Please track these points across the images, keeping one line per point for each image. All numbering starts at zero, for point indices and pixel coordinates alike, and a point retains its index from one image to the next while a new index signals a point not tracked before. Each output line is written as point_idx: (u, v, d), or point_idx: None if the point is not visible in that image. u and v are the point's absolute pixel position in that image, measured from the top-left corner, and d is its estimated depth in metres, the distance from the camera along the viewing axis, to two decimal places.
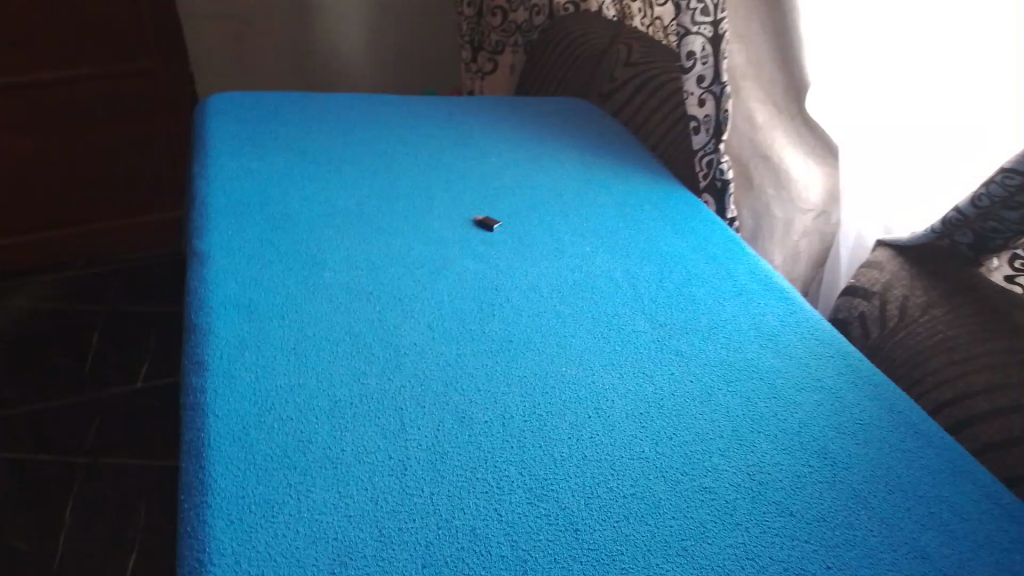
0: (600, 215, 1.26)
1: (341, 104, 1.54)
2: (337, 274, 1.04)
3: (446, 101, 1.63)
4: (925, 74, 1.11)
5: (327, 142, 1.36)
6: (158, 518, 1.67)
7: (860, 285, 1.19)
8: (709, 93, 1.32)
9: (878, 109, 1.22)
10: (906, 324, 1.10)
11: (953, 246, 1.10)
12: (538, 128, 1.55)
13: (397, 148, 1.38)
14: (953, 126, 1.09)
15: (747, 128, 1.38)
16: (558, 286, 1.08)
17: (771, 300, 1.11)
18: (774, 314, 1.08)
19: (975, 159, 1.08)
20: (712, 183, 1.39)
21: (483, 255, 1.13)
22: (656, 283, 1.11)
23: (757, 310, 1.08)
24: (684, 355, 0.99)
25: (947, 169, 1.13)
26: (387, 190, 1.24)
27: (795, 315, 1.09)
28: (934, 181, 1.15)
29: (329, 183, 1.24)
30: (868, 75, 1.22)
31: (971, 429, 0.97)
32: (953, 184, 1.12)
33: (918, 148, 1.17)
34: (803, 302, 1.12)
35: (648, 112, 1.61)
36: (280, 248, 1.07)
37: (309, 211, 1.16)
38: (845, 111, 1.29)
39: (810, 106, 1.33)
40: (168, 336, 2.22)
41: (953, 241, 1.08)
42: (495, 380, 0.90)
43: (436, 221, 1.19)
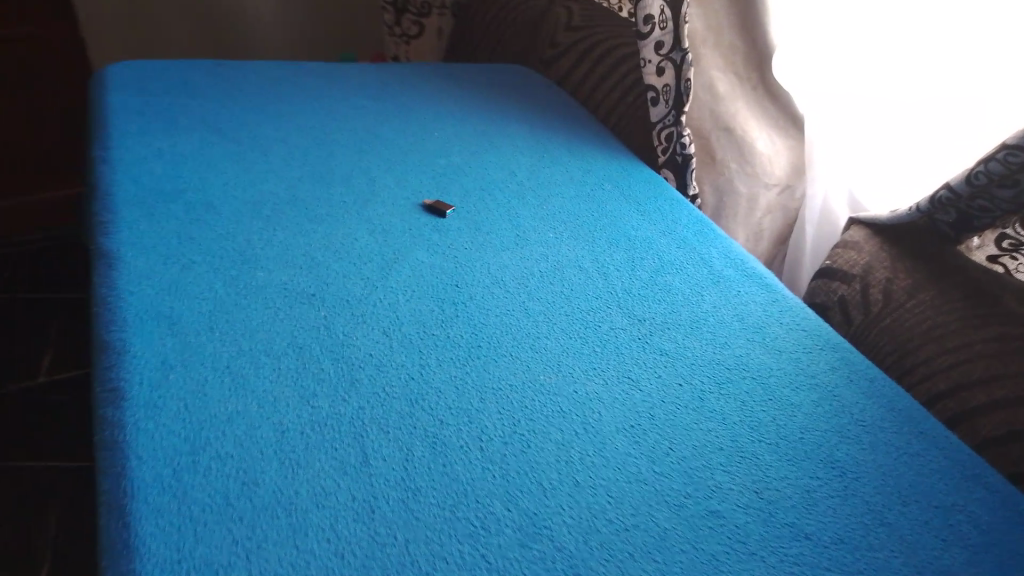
0: (559, 198, 1.15)
1: (261, 74, 1.37)
2: (273, 274, 0.90)
3: (379, 69, 1.48)
4: (908, 47, 1.03)
5: (250, 118, 1.20)
6: (71, 521, 1.46)
7: (838, 267, 1.12)
8: (669, 60, 1.23)
9: (852, 81, 1.14)
10: (890, 310, 1.03)
11: (934, 225, 1.04)
12: (481, 98, 1.43)
13: (330, 123, 1.23)
14: (935, 108, 1.01)
15: (708, 98, 1.27)
16: (524, 280, 0.97)
17: (751, 290, 1.02)
18: (756, 305, 1.00)
19: (957, 149, 1.00)
20: (671, 159, 1.29)
21: (438, 247, 1.00)
22: (629, 274, 1.01)
23: (737, 301, 1.00)
24: (671, 355, 0.89)
25: (926, 156, 1.05)
26: (323, 172, 1.10)
27: (779, 305, 1.01)
28: (912, 167, 1.07)
29: (255, 166, 1.08)
30: (844, 43, 1.13)
31: (968, 424, 0.91)
32: (932, 173, 1.04)
33: (896, 129, 1.09)
34: (784, 290, 1.04)
35: (597, 81, 1.50)
36: (204, 245, 0.92)
37: (234, 200, 1.01)
38: (814, 82, 1.21)
39: (778, 75, 1.25)
40: (70, 320, 1.98)
41: (935, 221, 1.02)
42: (466, 395, 0.78)
43: (380, 208, 1.05)
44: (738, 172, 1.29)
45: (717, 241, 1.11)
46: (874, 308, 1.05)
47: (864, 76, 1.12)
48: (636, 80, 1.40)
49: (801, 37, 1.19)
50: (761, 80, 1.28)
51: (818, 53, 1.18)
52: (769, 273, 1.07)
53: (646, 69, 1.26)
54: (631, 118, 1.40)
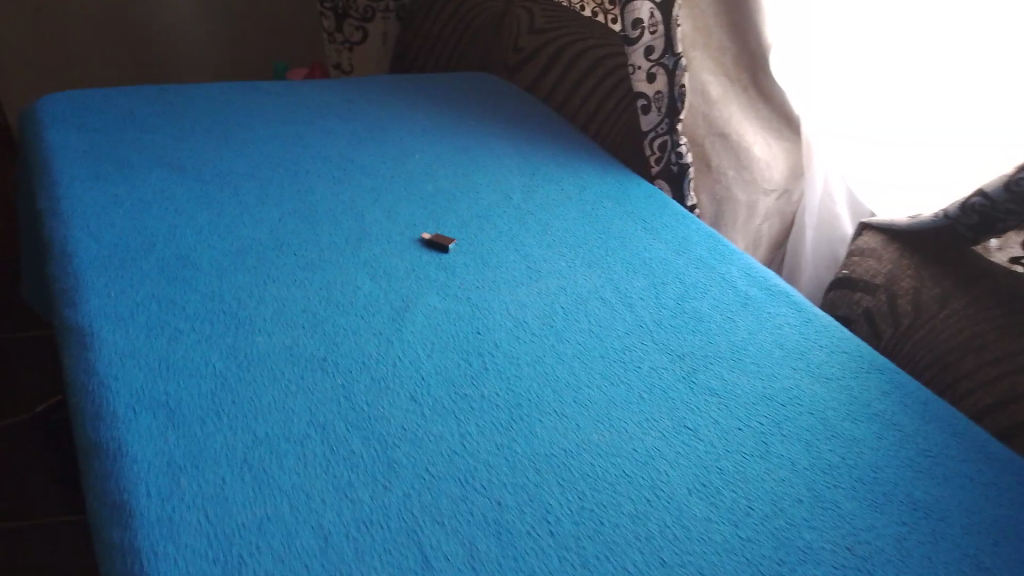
0: (562, 222, 1.06)
1: (212, 98, 1.24)
2: (273, 338, 0.79)
3: (339, 85, 1.37)
4: (920, 49, 0.97)
5: (212, 152, 1.08)
6: None
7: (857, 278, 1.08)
8: (660, 66, 1.15)
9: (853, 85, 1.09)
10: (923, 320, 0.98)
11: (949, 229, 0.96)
12: (455, 112, 1.33)
13: (300, 151, 1.12)
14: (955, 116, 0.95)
15: (700, 102, 1.21)
16: (548, 319, 0.88)
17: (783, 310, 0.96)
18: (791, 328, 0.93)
19: (980, 159, 0.93)
20: (666, 169, 1.22)
21: (448, 288, 0.91)
22: (656, 303, 0.93)
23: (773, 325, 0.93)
24: (721, 395, 0.82)
25: (941, 168, 0.98)
26: (305, 211, 0.99)
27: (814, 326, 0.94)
28: (925, 179, 1.00)
29: (229, 209, 0.97)
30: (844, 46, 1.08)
31: None
32: (948, 185, 0.97)
33: (908, 138, 1.02)
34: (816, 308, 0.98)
35: (570, 86, 1.41)
36: (192, 309, 0.80)
37: (213, 251, 0.89)
38: (811, 84, 1.15)
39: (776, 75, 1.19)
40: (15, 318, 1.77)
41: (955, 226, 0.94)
42: (519, 467, 0.70)
43: (375, 249, 0.95)
44: (735, 179, 1.23)
45: (735, 257, 1.04)
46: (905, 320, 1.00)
47: (868, 80, 1.06)
48: (611, 84, 1.31)
49: (796, 34, 1.13)
50: (752, 81, 1.22)
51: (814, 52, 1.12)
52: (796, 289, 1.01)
53: (635, 76, 1.19)
54: (613, 125, 1.32)
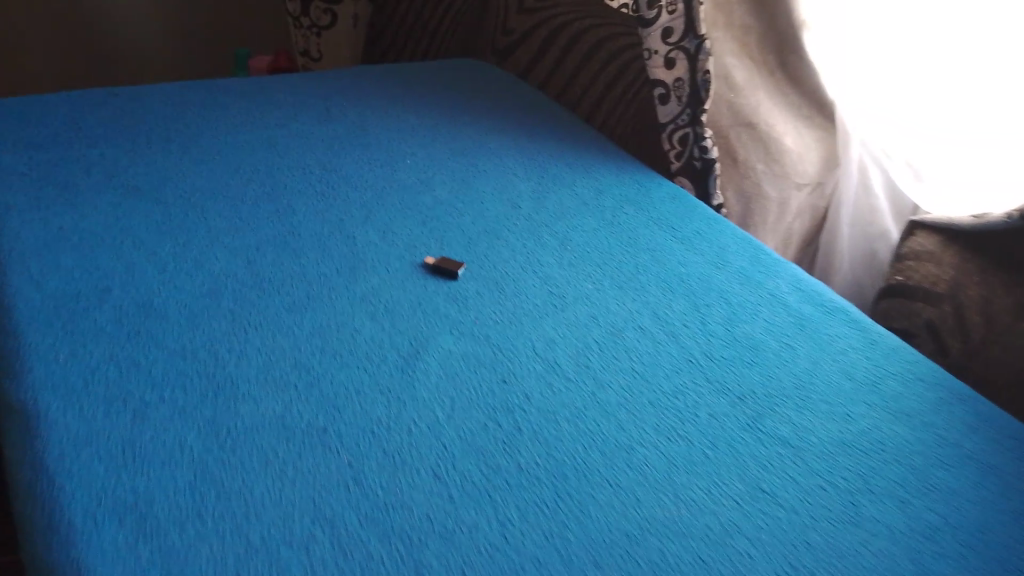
0: (582, 237, 0.93)
1: (170, 101, 1.08)
2: (260, 405, 0.65)
3: (314, 80, 1.21)
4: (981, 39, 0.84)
5: (173, 168, 0.93)
6: None
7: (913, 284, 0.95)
8: (680, 50, 1.02)
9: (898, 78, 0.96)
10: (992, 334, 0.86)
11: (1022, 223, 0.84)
12: (445, 108, 1.19)
13: (276, 163, 0.97)
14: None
15: (724, 87, 1.07)
16: (583, 358, 0.75)
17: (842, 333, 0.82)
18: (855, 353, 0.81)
19: None
20: (687, 165, 1.09)
21: (461, 325, 0.77)
22: (701, 331, 0.80)
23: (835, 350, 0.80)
24: (796, 446, 0.69)
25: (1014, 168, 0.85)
26: (287, 237, 0.85)
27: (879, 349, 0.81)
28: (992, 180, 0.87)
29: (196, 239, 0.82)
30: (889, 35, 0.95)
31: None
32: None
33: (968, 135, 0.89)
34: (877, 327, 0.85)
35: (569, 72, 1.27)
36: (160, 372, 0.66)
37: (182, 295, 0.75)
38: (850, 75, 1.02)
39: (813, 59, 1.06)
40: None
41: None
42: (575, 562, 0.56)
43: (373, 281, 0.81)
44: (764, 173, 1.09)
45: (779, 272, 0.91)
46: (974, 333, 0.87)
47: (915, 73, 0.93)
48: (615, 70, 1.17)
49: (835, 17, 1.00)
50: (780, 65, 1.08)
51: (855, 34, 0.99)
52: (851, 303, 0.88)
53: (651, 62, 1.05)
54: (620, 116, 1.18)
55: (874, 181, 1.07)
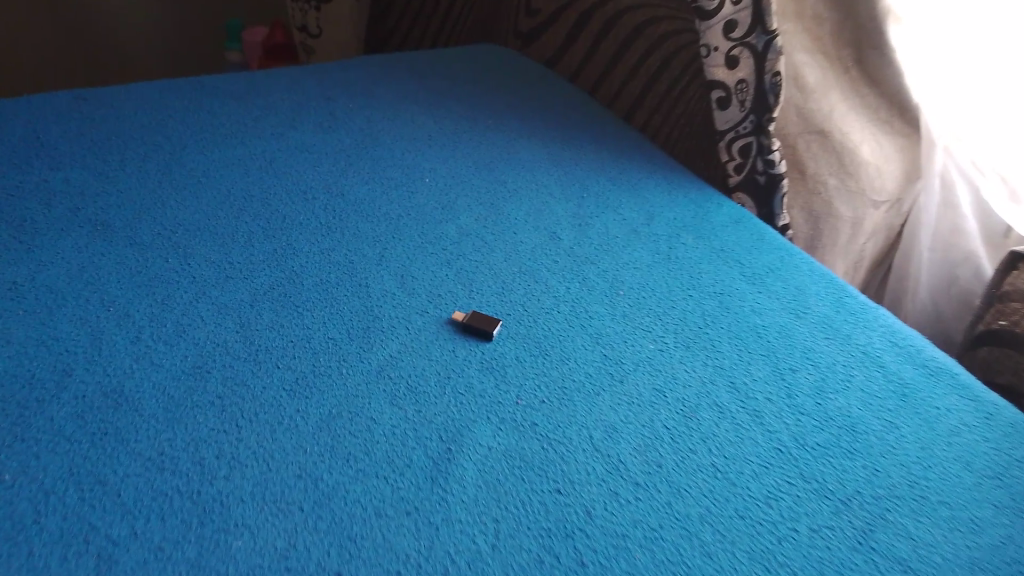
0: (636, 276, 0.78)
1: (149, 105, 0.93)
2: (257, 539, 0.51)
3: (315, 74, 1.06)
4: None
5: (152, 201, 0.79)
6: None
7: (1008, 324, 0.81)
8: (744, 47, 0.86)
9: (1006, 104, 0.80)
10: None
11: None
12: (465, 107, 1.03)
13: (273, 190, 0.83)
14: None
15: (793, 92, 0.92)
16: (653, 452, 0.61)
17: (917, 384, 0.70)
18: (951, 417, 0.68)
19: None
20: (749, 180, 0.94)
21: (500, 404, 0.63)
22: (783, 405, 0.67)
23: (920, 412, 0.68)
24: (914, 569, 0.55)
25: None
26: (287, 291, 0.71)
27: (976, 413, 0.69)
28: None
29: (179, 298, 0.69)
30: (1001, 53, 0.79)
31: None
32: None
33: None
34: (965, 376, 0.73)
35: (604, 63, 1.11)
36: (133, 494, 0.53)
37: (159, 374, 0.61)
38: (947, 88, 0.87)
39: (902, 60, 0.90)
40: None
41: None
42: None
43: (392, 346, 0.67)
44: (837, 190, 0.95)
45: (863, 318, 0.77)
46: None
47: None
48: (660, 62, 1.02)
49: (939, 19, 0.84)
50: (856, 60, 0.91)
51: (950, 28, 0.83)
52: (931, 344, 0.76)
53: (709, 59, 0.91)
54: (667, 116, 1.03)
55: (956, 195, 0.92)
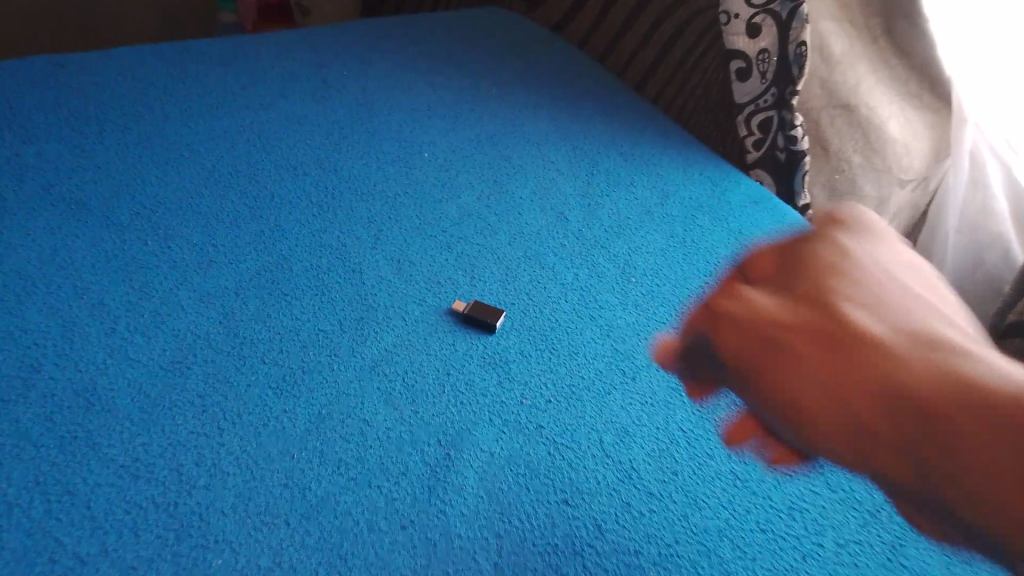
0: (649, 261, 0.74)
1: (129, 69, 0.87)
2: (240, 557, 0.47)
3: (308, 37, 1.00)
4: None
5: (132, 177, 0.74)
6: None
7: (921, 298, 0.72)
8: (766, 14, 0.81)
9: None
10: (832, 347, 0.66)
11: None
12: (467, 74, 0.97)
13: (262, 165, 0.78)
14: None
15: (818, 64, 0.85)
16: (668, 458, 0.56)
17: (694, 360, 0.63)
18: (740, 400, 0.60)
19: None
20: (768, 156, 0.89)
21: (504, 403, 0.58)
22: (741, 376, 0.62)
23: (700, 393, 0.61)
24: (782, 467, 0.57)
25: None
26: (274, 277, 0.66)
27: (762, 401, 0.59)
28: None
29: (158, 285, 0.64)
30: None
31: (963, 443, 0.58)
32: None
33: None
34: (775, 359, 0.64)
35: (614, 28, 1.04)
36: (104, 506, 0.49)
37: (134, 371, 0.57)
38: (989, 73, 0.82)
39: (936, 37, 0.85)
40: None
41: None
42: None
43: (387, 339, 0.62)
44: (862, 168, 0.90)
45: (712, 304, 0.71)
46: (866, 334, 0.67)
47: None
48: (674, 27, 0.95)
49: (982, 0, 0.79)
50: (886, 30, 0.87)
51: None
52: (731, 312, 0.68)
53: (729, 27, 0.84)
54: (680, 86, 0.97)
55: (985, 173, 0.88)
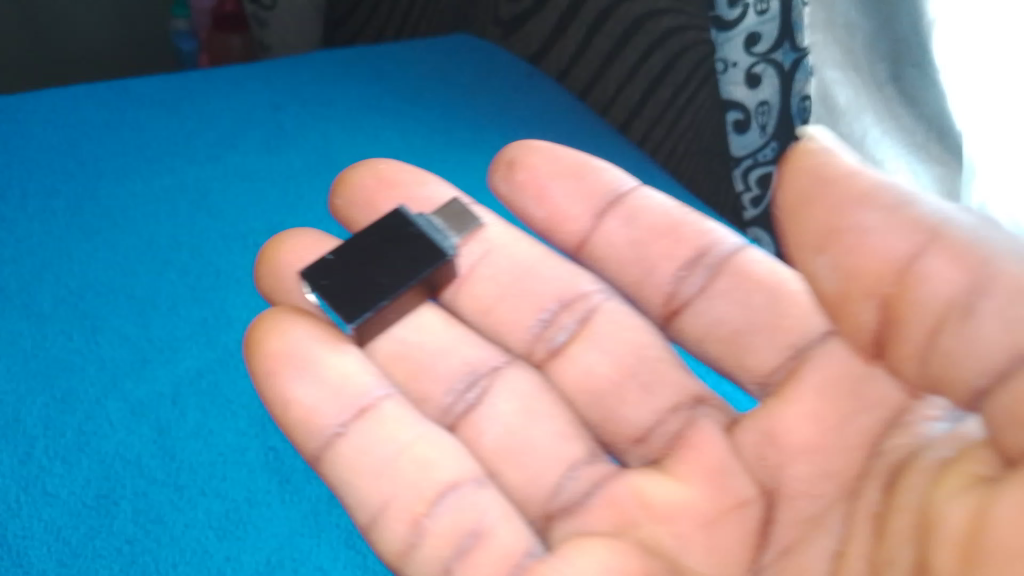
0: None
1: (56, 114, 0.77)
2: None
3: (263, 72, 0.90)
4: None
5: (57, 253, 0.65)
6: None
7: (829, 490, 0.44)
8: (767, 64, 0.72)
9: None
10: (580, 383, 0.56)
11: None
12: (437, 114, 0.89)
13: (206, 234, 0.69)
14: None
15: (822, 114, 0.79)
16: None
17: (301, 427, 0.46)
18: (364, 210, 0.59)
19: None
20: (766, 213, 0.82)
21: (574, 475, 0.52)
22: (464, 298, 0.58)
23: (354, 180, 0.60)
24: None
25: None
26: (217, 378, 0.58)
27: (349, 376, 0.47)
28: None
29: (81, 393, 0.55)
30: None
31: None
32: None
33: None
34: (501, 283, 0.57)
35: (599, 58, 0.96)
36: None
37: (51, 512, 0.49)
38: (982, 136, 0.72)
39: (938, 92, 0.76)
40: None
41: None
42: None
43: (400, 335, 0.56)
44: None
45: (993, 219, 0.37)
46: (893, 536, 0.40)
47: None
48: (663, 63, 0.87)
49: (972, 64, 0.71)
50: (893, 78, 0.78)
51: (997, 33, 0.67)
52: (650, 238, 0.55)
53: (726, 76, 0.75)
54: (670, 128, 0.90)
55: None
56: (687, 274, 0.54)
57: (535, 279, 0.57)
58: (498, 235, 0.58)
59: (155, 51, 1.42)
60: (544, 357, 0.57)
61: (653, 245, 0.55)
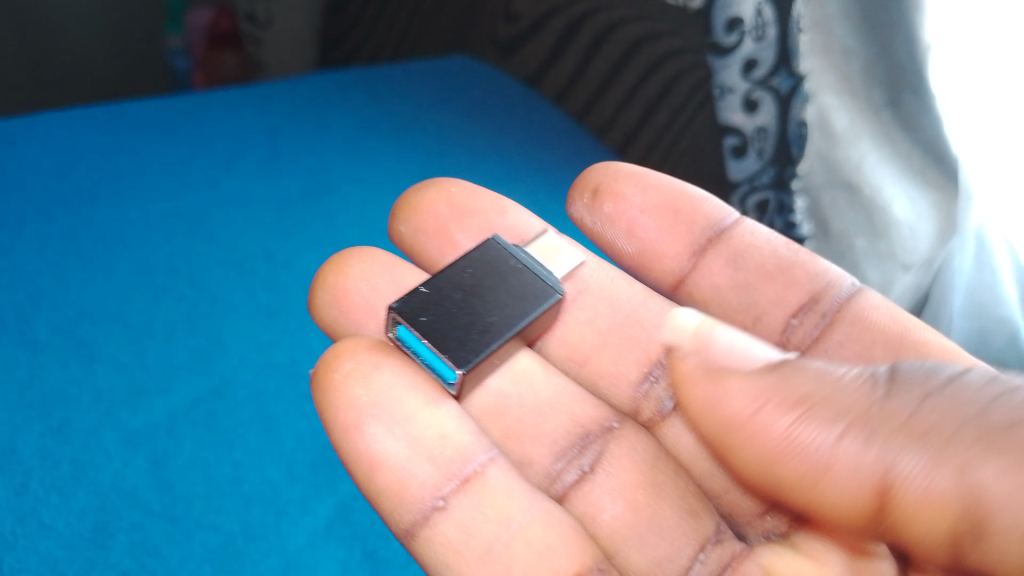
0: None
1: (51, 138, 0.77)
2: None
3: (260, 96, 0.90)
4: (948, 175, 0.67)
5: (53, 280, 0.64)
6: None
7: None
8: (766, 91, 0.72)
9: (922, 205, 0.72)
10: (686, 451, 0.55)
11: None
12: (432, 137, 0.89)
13: (201, 261, 0.69)
14: None
15: (817, 141, 0.73)
16: None
17: (391, 498, 0.43)
18: (432, 240, 0.60)
19: None
20: None
21: (702, 558, 0.48)
22: (555, 345, 0.59)
23: (428, 206, 0.61)
24: None
25: None
26: (212, 407, 0.58)
27: (448, 434, 0.46)
28: None
29: (76, 424, 0.55)
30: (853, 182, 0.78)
31: None
32: None
33: None
34: (597, 331, 0.58)
35: (597, 80, 0.96)
36: None
37: (48, 545, 0.48)
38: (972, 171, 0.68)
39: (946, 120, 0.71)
40: None
41: None
42: None
43: (496, 386, 0.54)
44: (865, 251, 0.78)
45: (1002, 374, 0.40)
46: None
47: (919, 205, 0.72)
48: (659, 87, 0.88)
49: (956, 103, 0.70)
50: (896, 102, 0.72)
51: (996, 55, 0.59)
52: (757, 281, 0.59)
53: (724, 103, 0.76)
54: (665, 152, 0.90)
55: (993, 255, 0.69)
56: (797, 319, 0.57)
57: (640, 328, 0.58)
58: (595, 275, 0.60)
59: (149, 70, 1.43)
60: (651, 419, 0.56)
61: (761, 290, 0.58)
